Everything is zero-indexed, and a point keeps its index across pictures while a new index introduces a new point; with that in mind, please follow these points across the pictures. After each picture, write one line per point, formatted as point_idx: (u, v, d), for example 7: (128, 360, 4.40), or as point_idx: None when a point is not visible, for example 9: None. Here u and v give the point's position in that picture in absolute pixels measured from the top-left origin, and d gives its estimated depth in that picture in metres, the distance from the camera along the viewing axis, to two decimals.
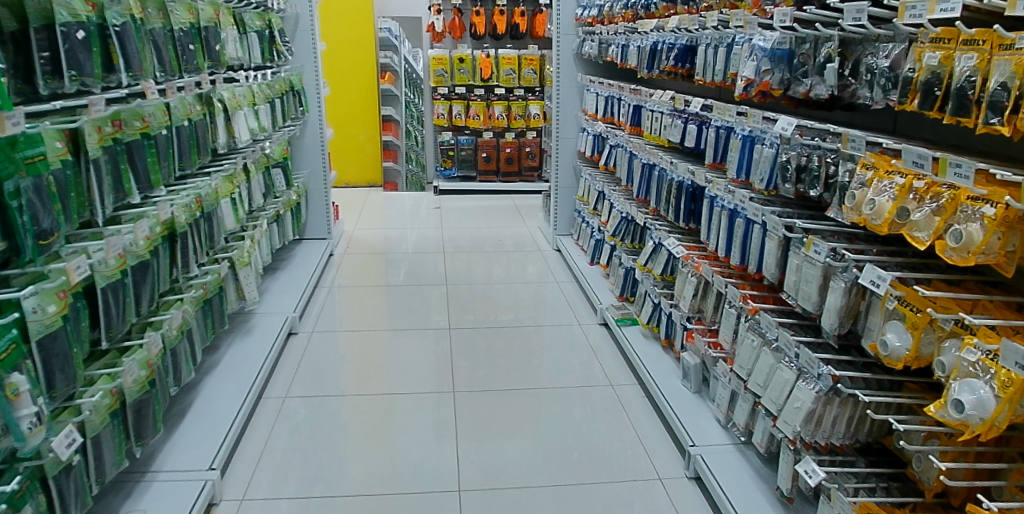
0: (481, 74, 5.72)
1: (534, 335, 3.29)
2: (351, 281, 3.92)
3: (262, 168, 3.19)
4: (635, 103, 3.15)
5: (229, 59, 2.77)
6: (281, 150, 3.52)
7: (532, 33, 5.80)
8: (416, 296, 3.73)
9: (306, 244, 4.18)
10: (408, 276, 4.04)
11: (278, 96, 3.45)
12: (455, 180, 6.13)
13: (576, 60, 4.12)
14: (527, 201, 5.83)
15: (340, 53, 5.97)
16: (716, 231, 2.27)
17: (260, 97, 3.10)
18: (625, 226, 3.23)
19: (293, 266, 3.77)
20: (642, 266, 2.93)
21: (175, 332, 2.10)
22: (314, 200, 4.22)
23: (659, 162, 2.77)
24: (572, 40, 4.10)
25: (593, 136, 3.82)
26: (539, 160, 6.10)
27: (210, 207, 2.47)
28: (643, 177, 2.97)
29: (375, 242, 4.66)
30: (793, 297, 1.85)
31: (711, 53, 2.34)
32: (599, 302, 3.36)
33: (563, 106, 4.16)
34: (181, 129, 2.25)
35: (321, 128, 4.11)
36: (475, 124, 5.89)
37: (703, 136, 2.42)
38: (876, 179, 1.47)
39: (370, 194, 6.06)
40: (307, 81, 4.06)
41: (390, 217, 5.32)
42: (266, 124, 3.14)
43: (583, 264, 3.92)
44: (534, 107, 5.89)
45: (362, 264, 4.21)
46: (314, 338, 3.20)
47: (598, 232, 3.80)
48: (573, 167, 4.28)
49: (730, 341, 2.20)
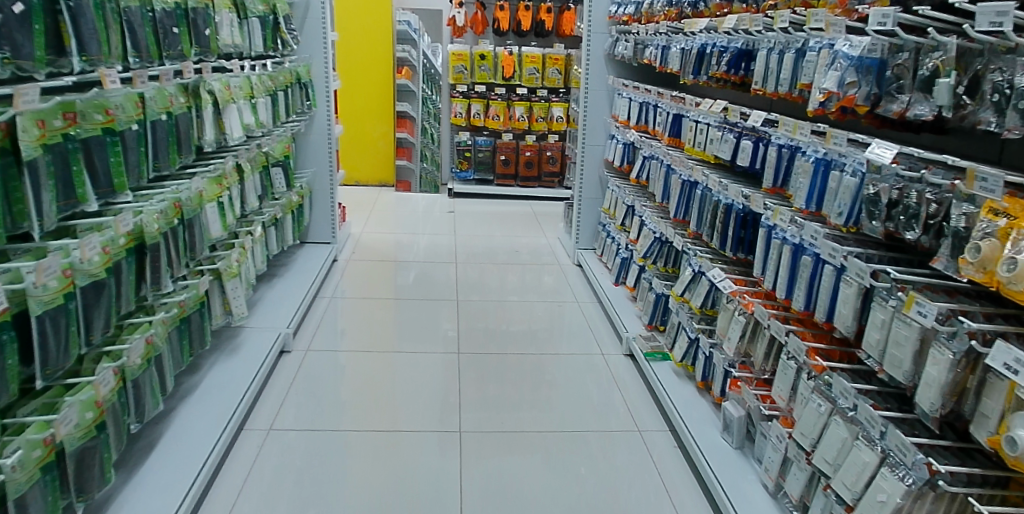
0: (502, 73, 5.40)
1: (550, 363, 2.96)
2: (355, 291, 3.60)
3: (260, 167, 2.89)
4: (674, 112, 2.81)
5: (225, 46, 2.47)
6: (283, 147, 3.22)
7: (558, 30, 5.49)
8: (426, 314, 3.40)
9: (308, 248, 3.88)
10: (416, 288, 3.72)
11: (281, 89, 3.15)
12: (471, 183, 5.79)
13: (607, 61, 3.78)
14: (546, 208, 5.50)
15: (353, 44, 5.66)
16: (773, 267, 1.94)
17: (259, 89, 2.80)
18: (658, 248, 2.91)
19: (291, 273, 3.47)
20: (678, 296, 2.60)
21: (139, 361, 1.80)
22: (318, 200, 3.91)
23: (703, 180, 2.44)
24: (604, 39, 3.76)
25: (624, 144, 3.49)
26: (560, 165, 5.76)
27: (190, 213, 2.16)
28: (683, 195, 2.65)
29: (382, 247, 4.34)
30: (877, 360, 1.53)
31: (774, 59, 2.00)
32: (625, 330, 3.03)
33: (590, 111, 3.83)
34: (158, 124, 1.95)
35: (330, 125, 3.80)
36: (494, 125, 5.56)
37: (762, 154, 2.08)
38: (1013, 229, 1.14)
39: (381, 194, 5.76)
40: (316, 73, 3.76)
41: (400, 219, 5.01)
42: (265, 119, 2.84)
43: (607, 283, 3.58)
44: (557, 109, 5.53)
45: (368, 272, 3.89)
46: (308, 358, 2.89)
47: (624, 250, 3.46)
48: (598, 177, 3.94)
49: (787, 399, 1.87)
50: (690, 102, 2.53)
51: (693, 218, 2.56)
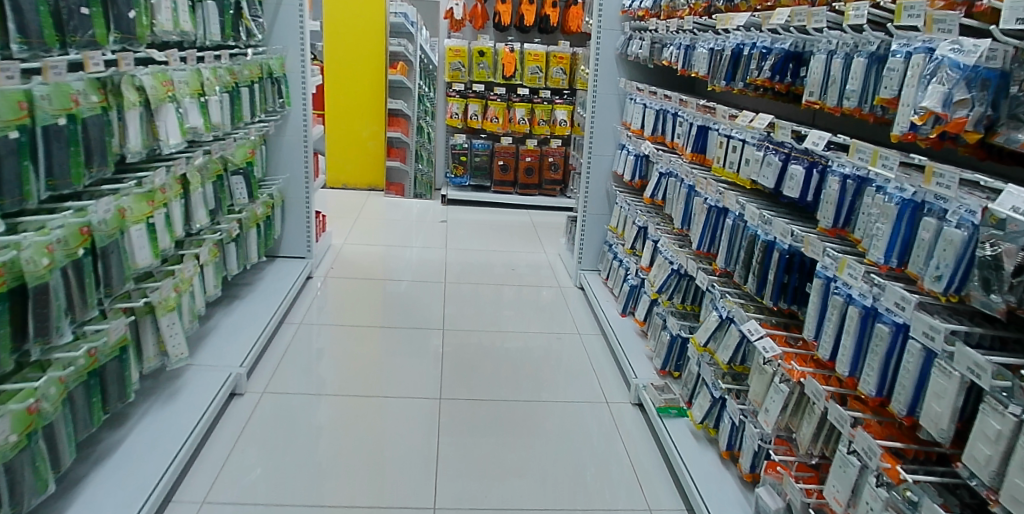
0: (502, 71, 4.98)
1: (546, 414, 2.53)
2: (328, 315, 3.17)
3: (213, 177, 2.47)
4: (699, 123, 2.39)
5: (163, 34, 2.04)
6: (245, 153, 2.77)
7: (564, 27, 5.06)
8: (408, 345, 2.96)
9: (279, 263, 3.45)
10: (398, 311, 3.29)
11: (243, 85, 2.72)
12: (467, 189, 5.36)
13: (619, 61, 3.33)
14: (545, 219, 5.08)
15: (342, 36, 5.23)
16: (831, 331, 1.52)
17: (214, 85, 2.38)
18: (675, 281, 2.49)
19: (256, 296, 3.04)
20: (700, 346, 2.17)
21: (14, 442, 1.40)
22: (292, 210, 3.47)
23: (737, 209, 2.02)
24: (616, 36, 3.31)
25: (636, 156, 3.09)
26: (562, 172, 5.32)
27: (104, 241, 1.70)
28: (709, 223, 2.23)
29: (364, 259, 3.91)
30: (987, 486, 1.11)
31: (838, 64, 1.59)
32: (634, 375, 2.61)
33: (598, 117, 3.39)
34: (53, 130, 1.49)
35: (305, 125, 3.36)
36: (492, 127, 5.12)
37: (816, 184, 1.68)
38: None
39: (369, 198, 5.34)
40: (291, 66, 3.31)
41: (388, 227, 4.58)
42: (220, 121, 2.42)
43: (613, 313, 3.15)
44: (560, 111, 5.10)
45: (347, 291, 3.46)
46: (263, 403, 2.46)
47: (633, 277, 3.04)
48: (605, 190, 3.51)
49: (845, 505, 1.46)
50: (723, 114, 2.11)
51: (721, 252, 2.14)
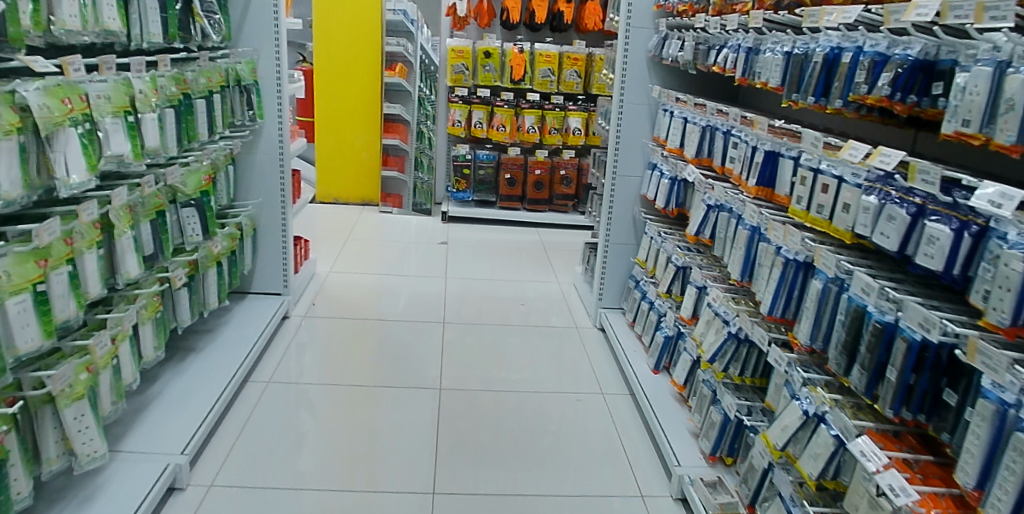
0: (510, 74, 4.48)
1: (567, 510, 2.00)
2: (311, 373, 2.64)
3: (153, 213, 1.96)
4: (768, 148, 1.87)
5: (69, 34, 1.53)
6: (198, 181, 2.25)
7: (578, 25, 4.56)
8: (404, 416, 2.42)
9: (249, 302, 2.94)
10: (388, 361, 2.77)
11: (197, 96, 2.22)
12: (470, 204, 4.84)
13: (651, 66, 2.81)
14: (557, 239, 4.56)
15: (333, 35, 4.71)
16: (1010, 490, 1.02)
17: (154, 98, 1.88)
18: (732, 348, 1.97)
19: (214, 350, 2.53)
20: (774, 447, 1.67)
21: None
22: (266, 239, 2.96)
23: (836, 273, 1.53)
24: (649, 36, 2.78)
25: (673, 181, 2.57)
26: (575, 186, 4.80)
27: None
28: (784, 282, 1.72)
29: (353, 293, 3.38)
30: None
31: (1016, 80, 1.06)
32: (675, 460, 2.09)
33: (625, 132, 2.87)
34: None
35: (281, 141, 2.86)
36: (498, 136, 4.61)
37: (968, 253, 1.16)
38: None
39: (362, 215, 4.83)
40: (263, 71, 2.79)
41: (381, 250, 4.07)
42: (162, 144, 1.92)
43: (642, 369, 2.64)
44: (574, 119, 4.60)
45: (337, 338, 2.93)
46: (211, 499, 1.93)
47: (669, 327, 2.53)
48: (631, 216, 2.99)
49: None
50: (811, 142, 1.60)
51: (800, 321, 1.68)
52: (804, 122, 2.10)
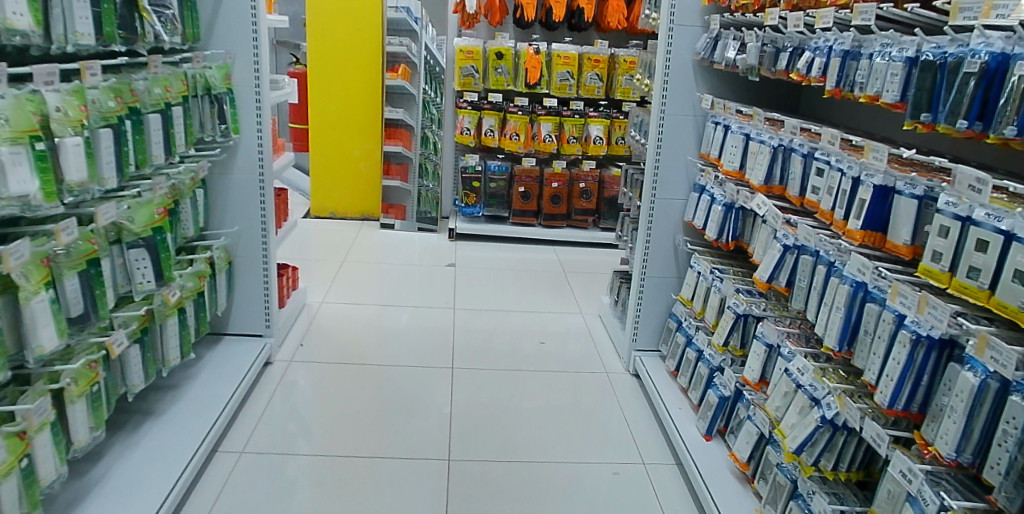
0: (525, 78, 4.04)
1: None
2: (303, 439, 2.19)
3: (84, 262, 1.52)
4: (878, 181, 1.43)
5: None
6: (152, 215, 1.81)
7: (600, 23, 4.12)
8: (408, 497, 1.96)
9: (224, 347, 2.51)
10: (387, 421, 2.33)
11: (149, 111, 1.79)
12: (480, 220, 4.40)
13: (699, 70, 2.37)
14: (576, 259, 4.12)
15: (328, 33, 4.28)
16: None
17: (82, 117, 1.44)
18: (824, 435, 1.53)
19: (173, 414, 2.09)
20: None
21: None
22: (245, 272, 2.53)
23: (1014, 376, 1.07)
24: (697, 36, 2.34)
25: (728, 208, 2.13)
26: (596, 200, 4.36)
27: None
28: (911, 367, 1.28)
29: (348, 330, 2.95)
30: None
31: None
32: None
33: (666, 147, 2.42)
34: None
35: (261, 159, 2.42)
36: (511, 146, 4.17)
37: None
38: None
39: (361, 231, 4.40)
40: (239, 76, 2.35)
41: (381, 274, 3.64)
42: (94, 175, 1.49)
43: (691, 432, 2.19)
44: (595, 127, 4.17)
45: (335, 391, 2.48)
46: None
47: (724, 385, 2.09)
48: (672, 246, 2.55)
49: None
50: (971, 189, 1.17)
51: (932, 423, 1.26)
52: (923, 147, 1.68)
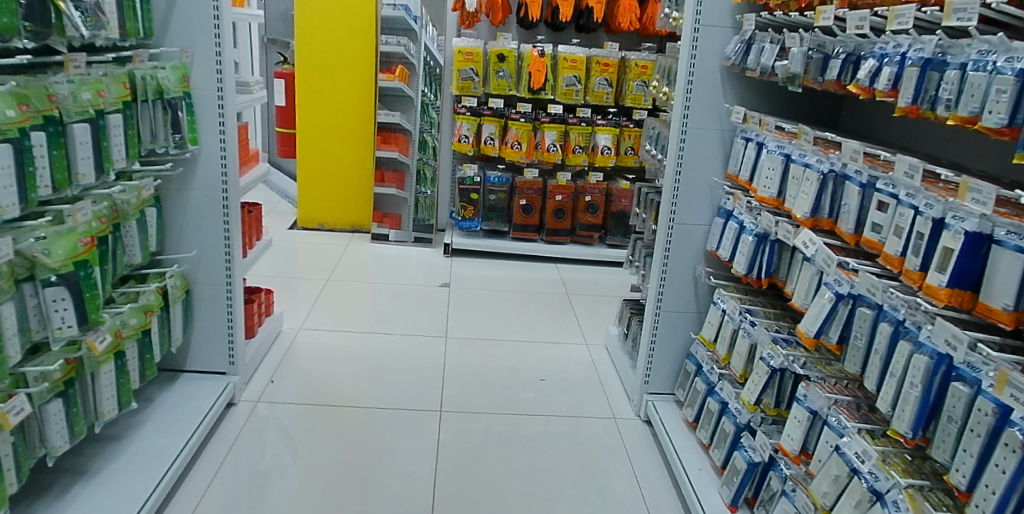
0: (529, 82, 3.73)
1: None
2: (263, 499, 1.88)
3: None
4: (972, 226, 1.12)
5: None
6: (78, 249, 1.50)
7: (610, 23, 3.82)
8: None
9: (180, 388, 2.21)
10: (362, 477, 2.01)
11: (74, 121, 1.49)
12: (478, 235, 4.10)
13: (728, 79, 2.06)
14: (580, 279, 3.82)
15: (318, 31, 3.98)
16: None
17: None
18: None
19: (107, 475, 1.78)
20: None
21: None
22: (206, 301, 2.23)
23: None
24: (727, 39, 2.04)
25: (761, 241, 1.83)
26: (602, 215, 4.07)
27: None
28: None
29: (328, 363, 2.65)
30: None
31: None
32: None
33: (687, 166, 2.12)
34: None
35: (225, 174, 2.12)
36: (513, 155, 3.88)
37: None
38: None
39: (350, 245, 4.10)
40: (198, 77, 2.04)
41: (368, 295, 3.34)
42: None
43: (713, 500, 1.88)
44: (603, 135, 3.87)
45: (308, 438, 2.17)
46: None
47: (752, 449, 1.78)
48: (691, 278, 2.25)
49: None
50: None
51: None
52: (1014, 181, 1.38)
